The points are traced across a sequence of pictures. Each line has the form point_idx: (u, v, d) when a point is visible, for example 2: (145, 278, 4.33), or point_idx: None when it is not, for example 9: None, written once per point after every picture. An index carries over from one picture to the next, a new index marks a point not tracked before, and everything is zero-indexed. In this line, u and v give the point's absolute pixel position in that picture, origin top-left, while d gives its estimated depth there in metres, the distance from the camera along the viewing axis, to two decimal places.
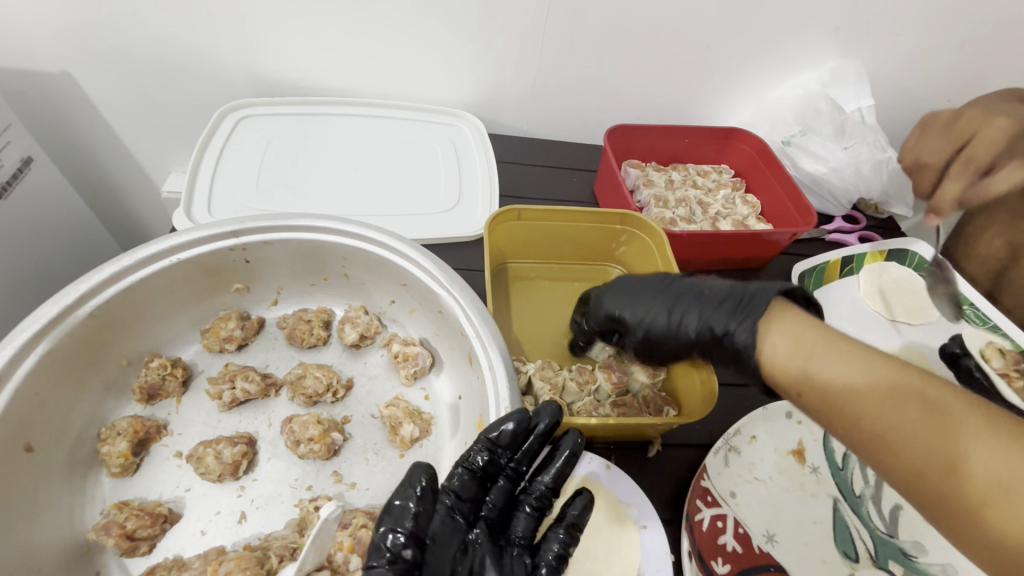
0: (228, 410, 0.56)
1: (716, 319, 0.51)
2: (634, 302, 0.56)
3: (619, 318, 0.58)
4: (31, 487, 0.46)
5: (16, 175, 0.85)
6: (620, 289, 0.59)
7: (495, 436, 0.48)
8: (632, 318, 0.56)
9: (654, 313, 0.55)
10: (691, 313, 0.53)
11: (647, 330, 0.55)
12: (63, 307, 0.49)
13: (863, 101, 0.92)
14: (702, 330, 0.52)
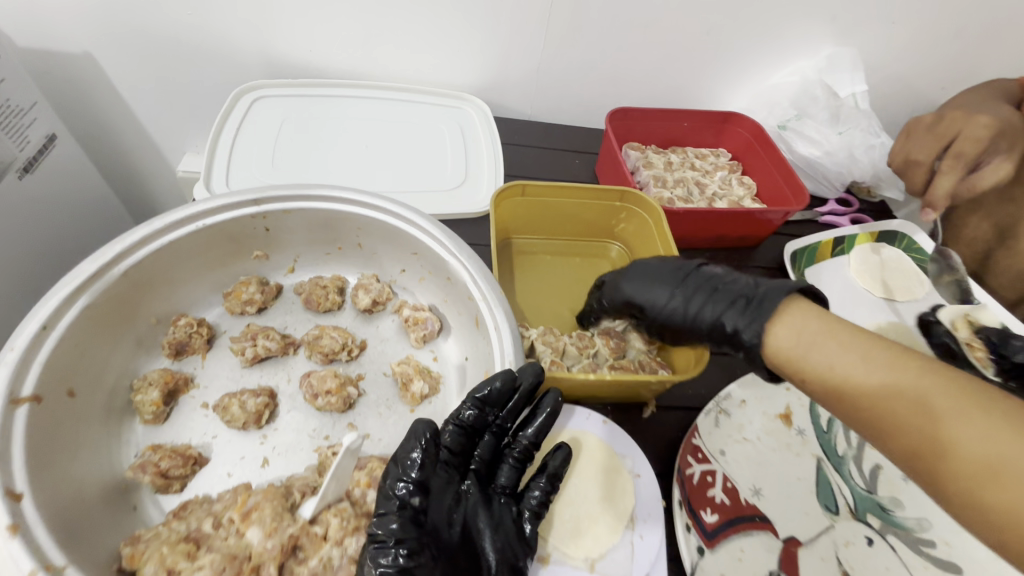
0: (250, 365, 0.60)
1: (728, 316, 0.53)
2: (653, 292, 0.60)
3: (636, 306, 0.62)
4: (74, 429, 0.50)
5: (40, 151, 0.88)
6: (637, 279, 0.62)
7: (483, 395, 0.50)
8: (649, 307, 0.60)
9: (668, 306, 0.58)
10: (707, 306, 0.56)
11: (664, 319, 0.59)
12: (101, 265, 0.53)
13: (857, 86, 0.96)
14: (715, 324, 0.54)
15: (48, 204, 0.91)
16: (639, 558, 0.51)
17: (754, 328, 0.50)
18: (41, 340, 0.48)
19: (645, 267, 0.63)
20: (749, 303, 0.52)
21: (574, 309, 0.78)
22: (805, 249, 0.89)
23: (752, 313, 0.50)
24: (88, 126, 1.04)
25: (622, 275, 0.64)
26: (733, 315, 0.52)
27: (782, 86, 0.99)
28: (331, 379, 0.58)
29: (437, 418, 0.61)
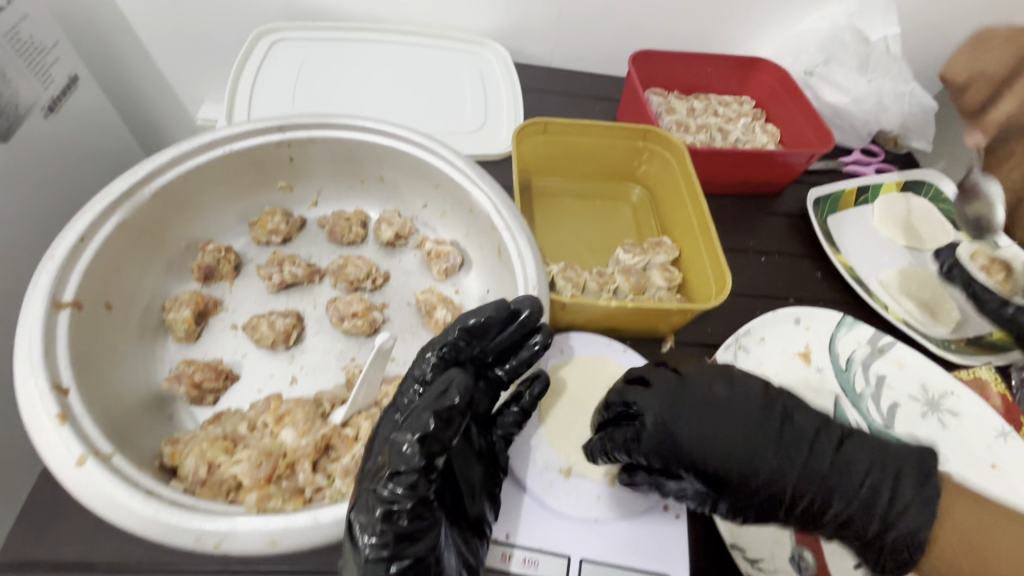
0: (277, 292, 0.61)
1: (851, 509, 0.46)
2: (749, 491, 0.48)
3: (711, 496, 0.49)
4: (113, 340, 0.52)
5: (63, 92, 0.89)
6: (716, 449, 0.48)
7: (471, 325, 0.49)
8: (737, 507, 0.48)
9: (768, 506, 0.48)
10: (832, 488, 0.46)
11: (756, 515, 0.48)
12: (133, 183, 0.54)
13: (890, 30, 0.91)
14: (844, 504, 0.46)
15: (75, 146, 0.92)
16: None
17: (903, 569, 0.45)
18: (79, 251, 0.49)
19: (713, 423, 0.49)
20: (877, 539, 0.46)
21: (594, 250, 0.78)
22: (828, 196, 0.88)
23: (886, 537, 0.45)
24: (110, 73, 1.05)
25: (689, 432, 0.49)
26: (870, 543, 0.46)
27: (810, 32, 0.96)
28: (359, 303, 0.60)
29: None
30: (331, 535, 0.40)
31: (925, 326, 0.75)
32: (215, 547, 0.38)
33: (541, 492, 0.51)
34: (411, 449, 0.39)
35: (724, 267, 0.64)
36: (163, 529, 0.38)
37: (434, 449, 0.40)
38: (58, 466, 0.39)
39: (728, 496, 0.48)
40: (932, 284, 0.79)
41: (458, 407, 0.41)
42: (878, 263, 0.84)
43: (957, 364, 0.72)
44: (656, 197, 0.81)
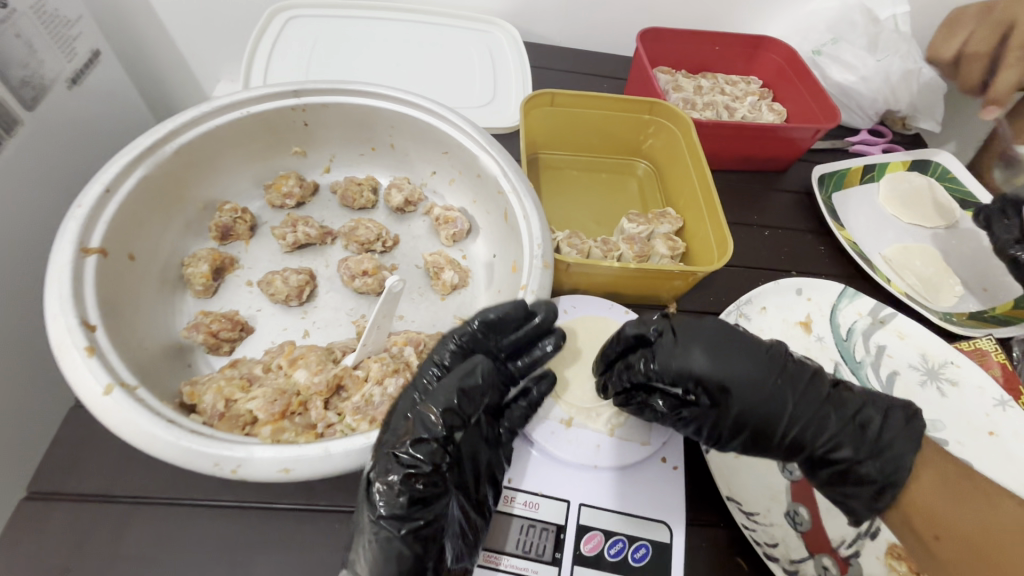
0: (291, 252, 0.64)
1: (846, 439, 0.46)
2: (752, 412, 0.48)
3: (716, 417, 0.49)
4: (135, 290, 0.54)
5: (86, 66, 0.92)
6: (725, 371, 0.48)
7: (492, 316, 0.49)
8: (739, 429, 0.49)
9: (767, 428, 0.48)
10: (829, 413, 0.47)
11: (751, 439, 0.49)
12: (156, 140, 0.56)
13: (898, 8, 0.93)
14: (834, 426, 0.46)
15: (97, 120, 0.95)
16: (657, 429, 0.54)
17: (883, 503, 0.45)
18: (104, 202, 0.52)
19: (729, 350, 0.49)
20: (863, 466, 0.45)
21: (598, 222, 0.79)
22: (834, 173, 0.88)
23: (871, 465, 0.45)
24: (131, 52, 1.08)
25: (700, 362, 0.49)
26: (856, 468, 0.45)
27: (819, 11, 0.97)
28: (369, 262, 0.61)
29: (465, 307, 0.64)
30: (341, 467, 0.41)
31: (927, 299, 0.75)
32: (232, 473, 0.40)
33: (544, 441, 0.52)
34: (431, 416, 0.43)
35: (726, 232, 0.65)
36: (185, 454, 0.40)
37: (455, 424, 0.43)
38: (88, 396, 0.42)
39: (726, 412, 0.48)
40: (935, 260, 0.79)
41: (479, 387, 0.45)
42: (882, 239, 0.84)
43: (958, 335, 0.72)
44: (661, 171, 0.82)
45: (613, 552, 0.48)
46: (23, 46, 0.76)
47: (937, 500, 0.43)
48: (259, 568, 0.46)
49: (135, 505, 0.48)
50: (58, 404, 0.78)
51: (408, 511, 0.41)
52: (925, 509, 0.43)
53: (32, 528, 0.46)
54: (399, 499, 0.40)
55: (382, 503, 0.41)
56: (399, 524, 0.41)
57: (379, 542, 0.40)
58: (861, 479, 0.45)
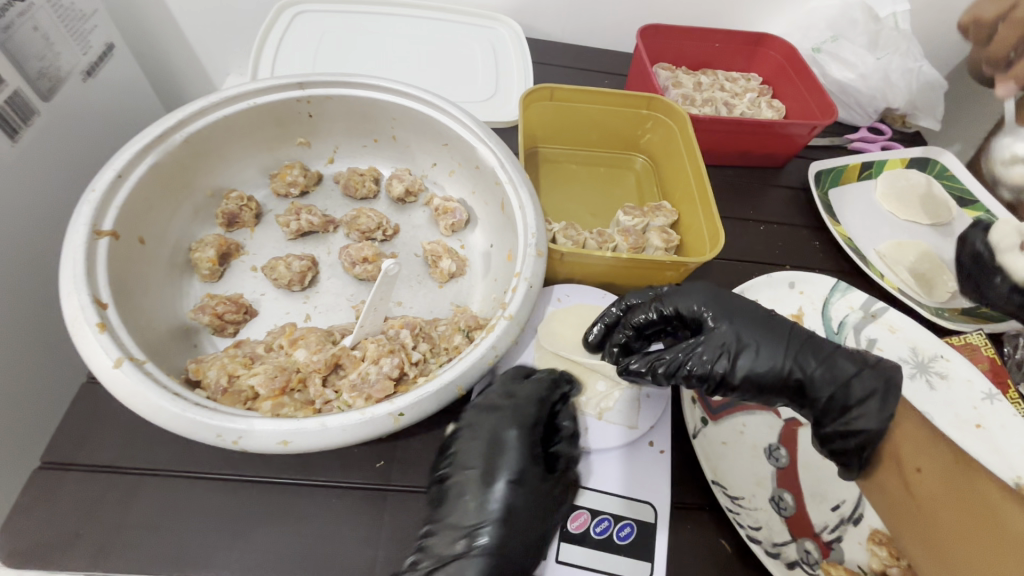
0: (294, 239, 0.66)
1: (838, 360, 0.51)
2: (755, 337, 0.53)
3: (723, 345, 0.53)
4: (146, 272, 0.57)
5: (100, 59, 0.94)
6: (724, 307, 0.55)
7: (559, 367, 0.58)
8: (744, 355, 0.52)
9: (769, 350, 0.52)
10: (817, 342, 0.53)
11: (757, 364, 0.52)
12: (166, 129, 0.58)
13: (898, 6, 0.94)
14: (823, 350, 0.52)
15: (109, 111, 0.97)
16: (643, 414, 0.56)
17: (887, 409, 0.48)
18: (116, 187, 0.54)
19: (726, 296, 0.56)
20: (857, 383, 0.49)
21: (595, 215, 0.81)
22: (831, 170, 0.89)
23: (863, 380, 0.49)
24: (142, 45, 1.10)
25: (701, 302, 0.56)
26: (852, 384, 0.49)
27: (820, 9, 0.98)
28: (369, 250, 0.63)
29: (462, 294, 0.66)
30: (337, 440, 0.43)
31: (920, 294, 0.76)
32: (234, 444, 0.42)
33: (602, 445, 0.54)
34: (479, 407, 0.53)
35: (718, 225, 0.66)
36: (190, 425, 0.42)
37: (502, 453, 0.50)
38: (99, 370, 0.44)
39: (729, 341, 0.53)
40: (930, 256, 0.79)
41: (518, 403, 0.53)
42: (878, 235, 0.85)
43: (949, 330, 0.73)
44: (658, 165, 0.84)
45: (598, 530, 0.50)
46: (40, 39, 0.79)
47: (916, 437, 0.47)
48: (259, 538, 0.48)
49: (142, 476, 0.50)
50: (71, 384, 0.81)
51: (478, 516, 0.47)
52: (903, 447, 0.47)
53: (45, 496, 0.48)
54: (473, 504, 0.48)
55: (457, 512, 0.47)
56: (467, 524, 0.47)
57: (452, 538, 0.46)
58: (859, 391, 0.49)
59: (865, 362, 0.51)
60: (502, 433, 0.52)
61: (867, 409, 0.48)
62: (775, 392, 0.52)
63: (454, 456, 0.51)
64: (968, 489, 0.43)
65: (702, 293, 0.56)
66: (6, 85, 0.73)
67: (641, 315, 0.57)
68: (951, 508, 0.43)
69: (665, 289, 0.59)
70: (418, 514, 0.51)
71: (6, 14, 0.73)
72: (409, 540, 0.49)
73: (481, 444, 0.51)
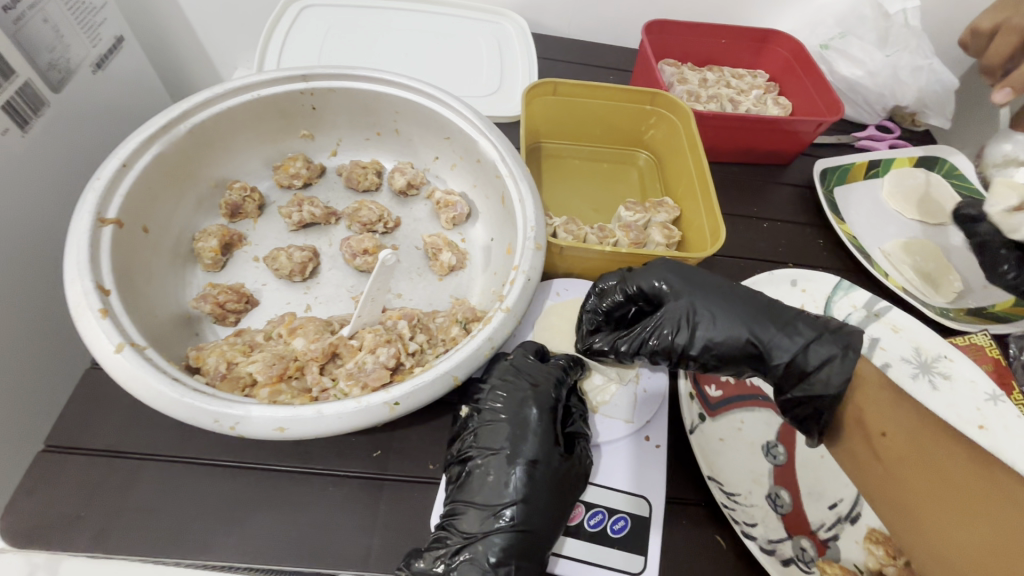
0: (296, 230, 0.66)
1: (794, 329, 0.52)
2: (715, 312, 0.54)
3: (683, 320, 0.54)
4: (149, 260, 0.57)
5: (110, 51, 0.95)
6: (687, 283, 0.56)
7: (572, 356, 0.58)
8: (704, 328, 0.54)
9: (725, 323, 0.54)
10: (775, 311, 0.54)
11: (717, 337, 0.53)
12: (171, 119, 0.59)
13: (909, 3, 0.91)
14: (780, 320, 0.53)
15: (118, 103, 0.99)
16: (640, 408, 0.56)
17: (845, 371, 0.48)
18: (121, 176, 0.55)
19: (689, 270, 0.57)
20: (813, 350, 0.51)
21: (597, 210, 0.81)
22: (837, 168, 0.88)
23: (819, 347, 0.50)
24: (152, 38, 1.11)
25: (665, 278, 0.57)
26: (807, 352, 0.51)
27: (828, 5, 0.96)
28: (370, 241, 0.64)
29: (462, 287, 0.66)
30: (332, 428, 0.44)
31: (925, 295, 0.75)
32: (231, 430, 0.43)
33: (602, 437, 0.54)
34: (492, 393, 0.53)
35: (720, 221, 0.66)
36: (189, 411, 0.43)
37: (524, 434, 0.50)
38: (101, 354, 0.45)
39: (688, 315, 0.55)
40: (936, 256, 0.79)
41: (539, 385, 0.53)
42: (883, 235, 0.84)
43: (953, 330, 0.72)
44: (662, 161, 0.83)
45: (592, 523, 0.50)
46: (51, 31, 0.81)
47: (880, 401, 0.47)
48: (255, 524, 0.48)
49: (142, 461, 0.51)
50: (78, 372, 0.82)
51: (503, 498, 0.47)
52: (869, 410, 0.48)
53: (47, 478, 0.49)
54: (497, 487, 0.48)
55: (482, 494, 0.47)
56: (492, 505, 0.47)
57: (479, 518, 0.46)
58: (815, 358, 0.50)
59: (827, 328, 0.52)
60: (520, 413, 0.51)
61: (821, 377, 0.49)
62: (736, 362, 0.54)
63: (476, 438, 0.51)
64: (934, 449, 0.43)
65: (667, 269, 0.57)
66: (17, 76, 0.74)
67: (609, 297, 0.59)
68: (918, 472, 0.43)
69: (632, 268, 0.60)
70: (413, 504, 0.51)
71: (17, 6, 0.74)
72: (403, 530, 0.50)
73: (501, 427, 0.51)
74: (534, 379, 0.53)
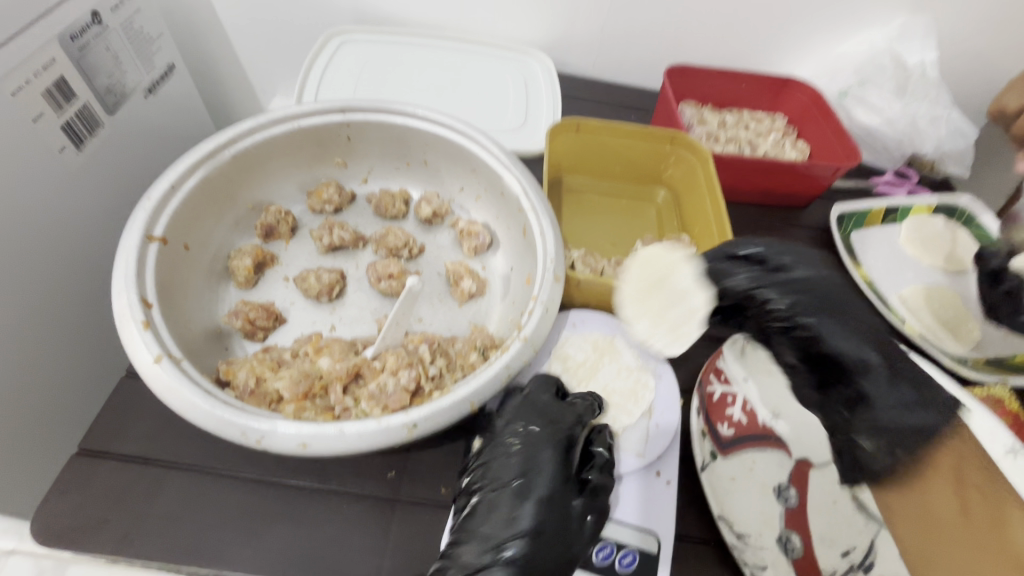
0: (326, 253, 0.69)
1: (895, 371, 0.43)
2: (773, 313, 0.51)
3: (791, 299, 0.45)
4: (188, 276, 0.61)
5: (162, 76, 1.02)
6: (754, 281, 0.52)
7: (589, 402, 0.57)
8: (810, 318, 0.45)
9: (836, 325, 0.44)
10: (888, 351, 0.44)
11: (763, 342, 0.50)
12: (218, 144, 0.63)
13: (928, 54, 0.92)
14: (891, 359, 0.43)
15: (165, 123, 1.05)
16: (652, 442, 0.55)
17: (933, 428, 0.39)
18: (168, 197, 0.59)
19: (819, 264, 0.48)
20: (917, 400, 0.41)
21: (615, 244, 0.83)
22: (854, 213, 0.89)
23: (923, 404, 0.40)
24: (201, 66, 1.19)
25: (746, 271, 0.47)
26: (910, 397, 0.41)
27: (847, 55, 0.99)
28: (395, 267, 0.66)
29: (481, 314, 0.68)
30: (352, 446, 0.45)
31: (941, 343, 0.75)
32: (256, 443, 0.45)
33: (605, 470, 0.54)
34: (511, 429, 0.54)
35: None
36: (218, 423, 0.45)
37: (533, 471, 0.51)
38: (140, 363, 0.47)
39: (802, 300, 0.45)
40: (952, 304, 0.79)
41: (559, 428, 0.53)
42: (900, 280, 0.84)
43: (970, 379, 0.72)
44: (680, 200, 0.85)
45: (601, 556, 0.50)
46: (110, 57, 0.88)
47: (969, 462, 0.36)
48: (271, 537, 0.50)
49: (168, 469, 0.53)
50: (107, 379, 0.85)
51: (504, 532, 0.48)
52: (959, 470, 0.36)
53: (78, 479, 0.51)
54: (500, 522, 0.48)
55: (487, 528, 0.48)
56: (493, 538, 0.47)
57: (481, 551, 0.47)
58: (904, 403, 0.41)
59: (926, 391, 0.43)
60: (534, 453, 0.52)
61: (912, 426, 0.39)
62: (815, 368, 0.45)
63: (489, 468, 0.52)
64: None
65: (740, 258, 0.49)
66: (78, 99, 0.81)
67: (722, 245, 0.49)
68: None
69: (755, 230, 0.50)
70: (424, 527, 0.52)
71: (83, 35, 0.81)
72: (414, 552, 0.50)
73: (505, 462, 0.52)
74: (539, 420, 0.54)
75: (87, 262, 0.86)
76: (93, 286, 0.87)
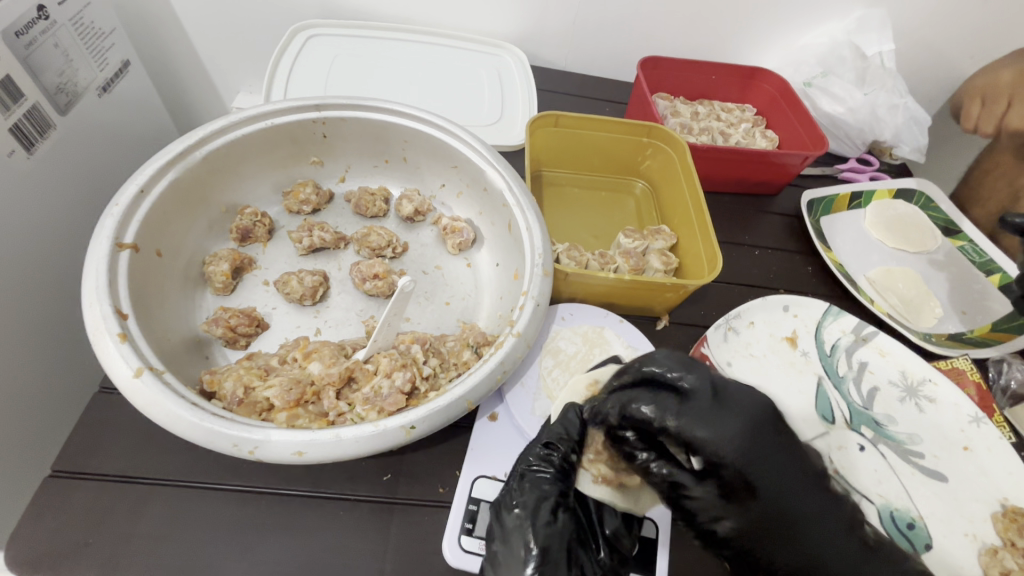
0: (306, 255, 0.68)
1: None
2: (705, 428, 0.47)
3: None
4: (161, 285, 0.58)
5: (117, 74, 0.89)
6: (723, 409, 0.48)
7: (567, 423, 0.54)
8: None
9: None
10: None
11: (703, 435, 0.47)
12: (187, 146, 0.60)
13: (885, 46, 0.97)
14: None
15: (129, 124, 0.94)
16: None
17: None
18: (138, 202, 0.56)
19: None
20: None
21: (597, 236, 0.83)
22: (823, 199, 0.92)
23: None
24: (158, 61, 1.14)
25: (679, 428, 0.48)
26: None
27: (810, 46, 1.03)
28: None
29: (468, 312, 0.68)
30: (350, 452, 0.45)
31: (906, 319, 0.79)
32: (250, 453, 0.44)
33: None
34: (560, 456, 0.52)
35: (716, 247, 0.69)
36: (209, 435, 0.44)
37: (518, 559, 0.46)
38: (119, 378, 0.46)
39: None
40: (917, 283, 0.83)
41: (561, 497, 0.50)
42: (864, 262, 0.88)
43: (936, 354, 0.75)
44: (657, 191, 0.87)
45: None
46: (61, 56, 0.74)
47: None
48: (267, 549, 0.49)
49: (151, 486, 0.51)
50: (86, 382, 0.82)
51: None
52: None
53: (54, 502, 0.49)
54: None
55: (515, 568, 0.46)
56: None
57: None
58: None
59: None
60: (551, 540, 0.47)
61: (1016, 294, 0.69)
62: None
63: (529, 466, 0.52)
64: None
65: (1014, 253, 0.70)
66: (26, 99, 0.68)
67: None
68: None
69: None
70: (424, 528, 0.52)
71: (30, 31, 0.68)
72: (414, 553, 0.50)
73: (546, 519, 0.48)
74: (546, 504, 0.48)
75: (64, 281, 0.77)
76: (66, 308, 0.76)
